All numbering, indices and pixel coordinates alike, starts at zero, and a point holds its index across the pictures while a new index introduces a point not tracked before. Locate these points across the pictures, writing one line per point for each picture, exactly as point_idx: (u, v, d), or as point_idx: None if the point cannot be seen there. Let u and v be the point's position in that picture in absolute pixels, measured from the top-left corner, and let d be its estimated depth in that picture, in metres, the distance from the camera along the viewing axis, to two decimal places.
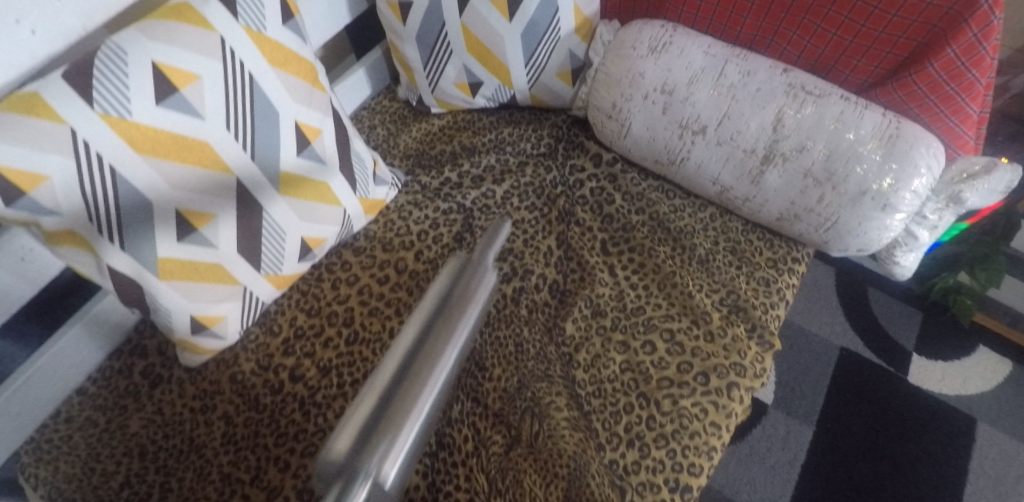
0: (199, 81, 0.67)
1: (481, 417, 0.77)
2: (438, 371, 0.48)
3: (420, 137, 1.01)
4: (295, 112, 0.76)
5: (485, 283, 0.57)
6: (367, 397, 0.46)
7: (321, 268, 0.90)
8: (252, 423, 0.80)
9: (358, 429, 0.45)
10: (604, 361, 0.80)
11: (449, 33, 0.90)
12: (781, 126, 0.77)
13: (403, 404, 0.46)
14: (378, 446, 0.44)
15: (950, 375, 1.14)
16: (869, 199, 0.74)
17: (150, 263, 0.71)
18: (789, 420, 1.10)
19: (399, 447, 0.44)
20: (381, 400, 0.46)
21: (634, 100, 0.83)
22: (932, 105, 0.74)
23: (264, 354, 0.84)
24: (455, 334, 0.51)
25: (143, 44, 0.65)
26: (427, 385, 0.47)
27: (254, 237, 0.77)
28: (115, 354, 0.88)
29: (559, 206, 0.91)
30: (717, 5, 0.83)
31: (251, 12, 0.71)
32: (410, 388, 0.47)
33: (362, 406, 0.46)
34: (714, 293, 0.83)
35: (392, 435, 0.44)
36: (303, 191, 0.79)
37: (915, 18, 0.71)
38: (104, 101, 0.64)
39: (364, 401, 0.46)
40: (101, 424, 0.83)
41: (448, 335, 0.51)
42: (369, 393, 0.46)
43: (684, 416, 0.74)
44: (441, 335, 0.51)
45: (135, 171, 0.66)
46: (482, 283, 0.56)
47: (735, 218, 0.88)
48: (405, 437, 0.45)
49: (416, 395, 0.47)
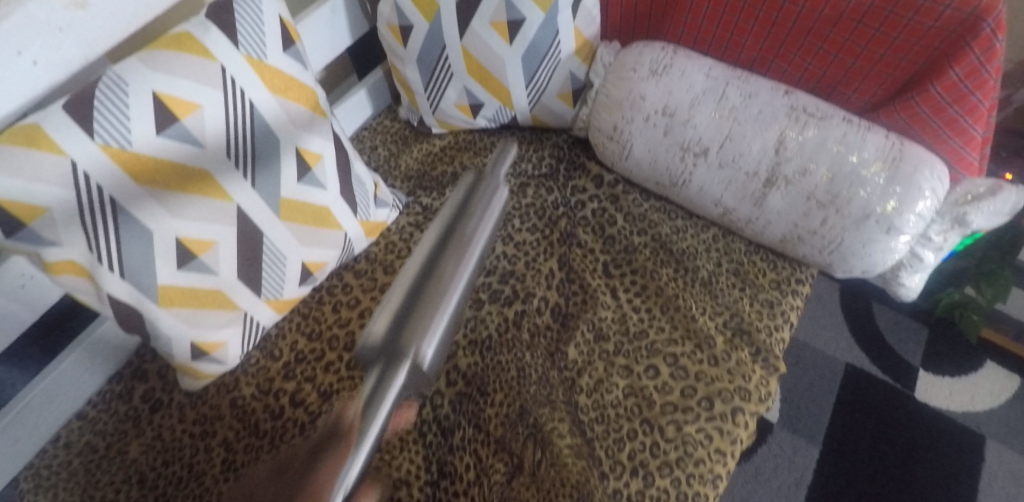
0: (198, 110, 0.68)
1: (483, 444, 0.77)
2: (482, 224, 0.45)
3: (421, 158, 1.01)
4: (295, 138, 0.76)
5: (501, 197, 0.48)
6: (396, 291, 0.40)
7: (322, 290, 0.89)
8: (252, 449, 0.79)
9: (396, 309, 0.40)
10: (607, 386, 0.79)
11: (450, 56, 0.90)
12: (784, 148, 0.76)
13: (431, 301, 0.40)
14: (416, 329, 0.39)
15: (957, 391, 1.12)
16: (874, 222, 0.73)
17: (150, 291, 0.71)
18: (794, 439, 1.09)
19: (437, 331, 0.39)
20: (421, 272, 0.41)
21: (635, 123, 0.83)
22: (936, 127, 0.74)
23: (264, 378, 0.84)
24: (474, 244, 0.43)
25: (144, 75, 0.66)
26: (453, 287, 0.41)
27: (254, 262, 0.77)
28: (115, 377, 0.87)
29: (561, 227, 0.90)
30: (717, 27, 0.82)
31: (252, 40, 0.72)
32: (436, 288, 0.40)
33: (394, 294, 0.40)
34: (718, 316, 0.83)
35: (438, 294, 0.40)
36: (303, 215, 0.79)
37: (917, 41, 0.71)
38: (105, 131, 0.64)
39: (393, 294, 0.40)
40: (101, 450, 0.81)
41: (467, 245, 0.43)
42: (398, 287, 0.40)
43: (688, 443, 0.74)
44: (459, 245, 0.43)
45: (135, 200, 0.67)
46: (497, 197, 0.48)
47: (738, 238, 0.88)
48: (441, 323, 0.39)
49: (452, 274, 0.41)
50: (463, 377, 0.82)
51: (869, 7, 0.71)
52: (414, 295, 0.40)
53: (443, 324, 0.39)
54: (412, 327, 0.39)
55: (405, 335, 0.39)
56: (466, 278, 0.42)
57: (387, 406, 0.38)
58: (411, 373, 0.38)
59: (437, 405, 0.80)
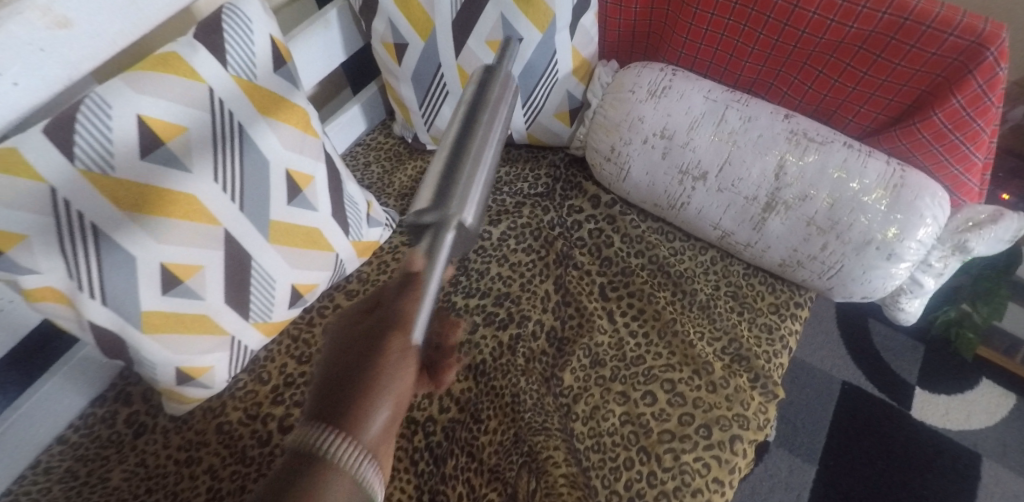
0: (185, 133, 0.68)
1: (476, 473, 0.76)
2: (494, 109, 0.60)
3: (415, 176, 0.99)
4: (286, 160, 0.76)
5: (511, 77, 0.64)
6: (437, 162, 0.56)
7: (313, 311, 0.87)
8: (238, 477, 0.77)
9: (435, 190, 0.54)
10: (603, 413, 0.78)
11: (446, 75, 0.89)
12: (784, 173, 0.75)
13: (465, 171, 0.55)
14: (456, 200, 0.54)
15: (954, 409, 1.10)
16: (875, 248, 0.72)
17: (133, 318, 0.69)
18: (790, 458, 1.07)
19: (473, 199, 0.55)
20: (448, 162, 0.55)
21: (632, 145, 0.82)
22: (937, 153, 0.73)
23: (252, 402, 0.82)
24: (494, 115, 0.59)
25: (129, 98, 0.65)
26: (482, 155, 0.56)
27: (242, 285, 0.76)
28: (98, 400, 0.84)
29: (556, 249, 0.89)
30: (716, 49, 0.82)
31: (242, 60, 0.72)
32: (466, 160, 0.55)
33: (434, 172, 0.55)
34: (716, 342, 0.81)
35: (467, 171, 0.55)
36: (294, 238, 0.78)
37: (919, 67, 0.70)
38: (86, 156, 0.63)
39: (436, 165, 0.55)
40: (81, 477, 0.78)
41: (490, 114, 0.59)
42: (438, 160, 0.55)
43: (685, 472, 0.72)
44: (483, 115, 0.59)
45: (117, 226, 0.66)
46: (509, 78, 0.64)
47: (736, 261, 0.86)
48: (474, 193, 0.55)
49: (475, 152, 0.56)
50: (456, 403, 0.80)
51: (870, 33, 0.70)
52: (447, 178, 0.54)
53: (475, 193, 0.55)
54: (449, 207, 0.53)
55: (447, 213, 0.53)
56: (488, 158, 0.57)
57: (442, 259, 0.54)
58: (456, 231, 0.54)
59: (429, 432, 0.78)
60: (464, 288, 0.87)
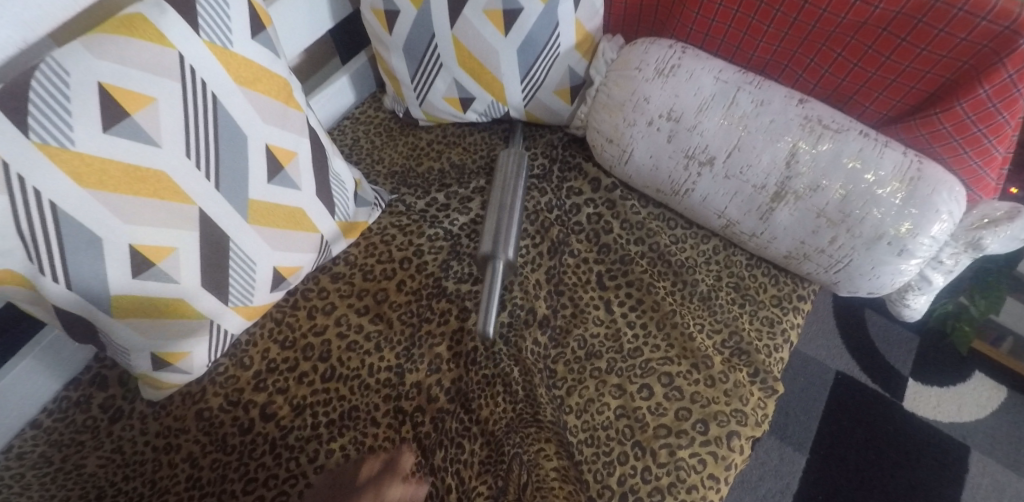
0: (153, 105, 0.63)
1: (466, 466, 0.73)
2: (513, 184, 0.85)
3: (406, 152, 0.96)
4: (266, 135, 0.71)
5: (518, 164, 0.87)
6: (491, 213, 0.84)
7: (297, 294, 0.83)
8: (218, 466, 0.73)
9: (494, 237, 0.82)
10: (598, 406, 0.75)
11: (439, 46, 0.84)
12: (795, 162, 0.71)
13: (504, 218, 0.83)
14: (500, 238, 0.81)
15: (945, 401, 1.09)
16: (886, 243, 0.69)
17: (102, 302, 0.65)
18: (781, 446, 1.06)
19: (509, 232, 0.82)
20: (497, 211, 0.83)
21: (637, 127, 0.78)
22: (956, 146, 0.69)
23: (233, 388, 0.77)
24: (515, 188, 0.85)
25: (90, 65, 0.60)
26: (512, 206, 0.83)
27: (220, 268, 0.71)
28: (72, 384, 0.80)
29: (552, 235, 0.86)
30: (729, 26, 0.77)
31: (216, 26, 0.66)
32: (505, 211, 0.83)
33: (490, 220, 0.83)
34: (715, 335, 0.78)
35: (506, 218, 0.83)
36: (276, 218, 0.74)
37: (946, 53, 0.66)
38: (42, 128, 0.58)
39: (490, 216, 0.83)
40: (56, 462, 0.74)
41: (512, 188, 0.85)
42: (491, 211, 0.84)
43: (681, 469, 0.69)
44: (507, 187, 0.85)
45: (79, 205, 0.61)
46: (517, 164, 0.87)
47: (740, 251, 0.83)
48: (511, 226, 0.82)
49: (509, 203, 0.84)
50: (446, 393, 0.77)
51: (896, 14, 0.66)
52: (499, 226, 0.82)
53: (512, 229, 0.82)
54: (501, 248, 0.81)
55: (499, 251, 0.81)
56: (516, 208, 0.84)
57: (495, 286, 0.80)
58: (503, 262, 0.81)
59: (417, 422, 0.75)
60: (455, 273, 0.85)
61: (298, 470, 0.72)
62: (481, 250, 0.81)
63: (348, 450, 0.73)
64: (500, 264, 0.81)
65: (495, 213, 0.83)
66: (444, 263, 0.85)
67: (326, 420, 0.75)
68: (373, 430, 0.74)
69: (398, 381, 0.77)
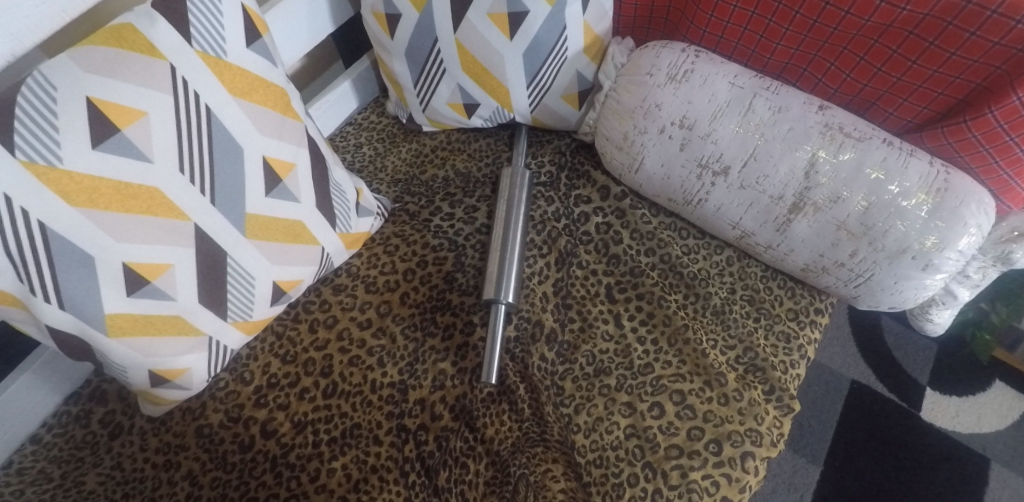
0: (145, 119, 0.61)
1: (471, 486, 0.71)
2: (517, 201, 0.83)
3: (409, 160, 0.94)
4: (262, 147, 0.68)
5: (522, 179, 0.85)
6: (494, 255, 0.80)
7: (297, 307, 0.81)
8: (219, 484, 0.71)
9: (496, 282, 0.78)
10: (607, 425, 0.72)
11: (442, 50, 0.82)
12: (815, 172, 0.68)
13: (506, 254, 0.80)
14: (501, 283, 0.78)
15: (964, 411, 1.05)
16: (910, 258, 0.65)
17: (95, 322, 0.63)
18: (795, 458, 1.03)
19: (508, 279, 0.78)
20: (501, 246, 0.80)
21: (648, 134, 0.75)
22: (986, 155, 0.65)
23: (233, 404, 0.75)
24: (518, 207, 0.82)
25: (78, 78, 0.58)
26: (512, 243, 0.80)
27: (217, 284, 0.69)
28: (72, 398, 0.77)
29: (559, 246, 0.84)
30: (744, 28, 0.74)
31: (209, 34, 0.64)
32: (508, 247, 0.80)
33: (493, 263, 0.79)
34: (728, 351, 0.75)
35: (508, 254, 0.80)
36: (273, 232, 0.71)
37: (977, 58, 0.62)
38: (28, 146, 0.56)
39: (494, 257, 0.80)
40: (56, 479, 0.71)
41: (516, 207, 0.82)
42: (495, 252, 0.80)
43: (693, 491, 0.66)
44: (512, 206, 0.83)
45: (69, 224, 0.59)
46: (520, 179, 0.85)
47: (755, 262, 0.79)
48: (512, 270, 0.79)
49: (511, 239, 0.81)
50: (450, 410, 0.75)
51: (924, 17, 0.62)
52: (501, 271, 0.79)
53: (512, 273, 0.79)
54: (502, 294, 0.77)
55: (500, 296, 0.77)
56: (516, 242, 0.81)
57: (495, 341, 0.76)
58: (501, 306, 0.78)
59: (420, 441, 0.73)
60: (460, 286, 0.82)
61: (299, 490, 0.70)
62: (485, 293, 0.77)
63: (350, 469, 0.71)
64: (500, 309, 0.78)
65: (497, 257, 0.80)
66: (448, 274, 0.83)
67: (328, 438, 0.73)
68: (375, 449, 0.72)
69: (401, 398, 0.75)
